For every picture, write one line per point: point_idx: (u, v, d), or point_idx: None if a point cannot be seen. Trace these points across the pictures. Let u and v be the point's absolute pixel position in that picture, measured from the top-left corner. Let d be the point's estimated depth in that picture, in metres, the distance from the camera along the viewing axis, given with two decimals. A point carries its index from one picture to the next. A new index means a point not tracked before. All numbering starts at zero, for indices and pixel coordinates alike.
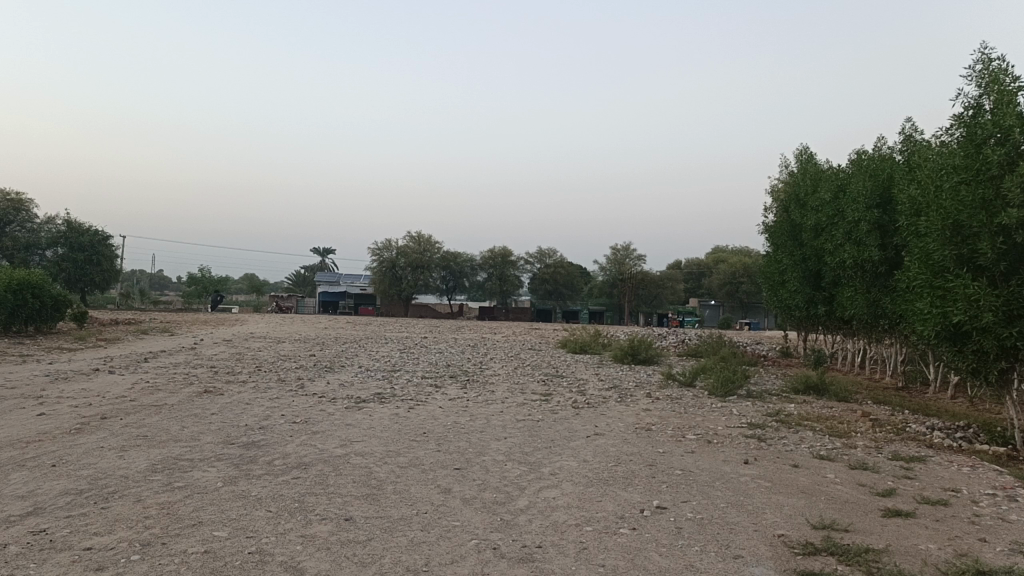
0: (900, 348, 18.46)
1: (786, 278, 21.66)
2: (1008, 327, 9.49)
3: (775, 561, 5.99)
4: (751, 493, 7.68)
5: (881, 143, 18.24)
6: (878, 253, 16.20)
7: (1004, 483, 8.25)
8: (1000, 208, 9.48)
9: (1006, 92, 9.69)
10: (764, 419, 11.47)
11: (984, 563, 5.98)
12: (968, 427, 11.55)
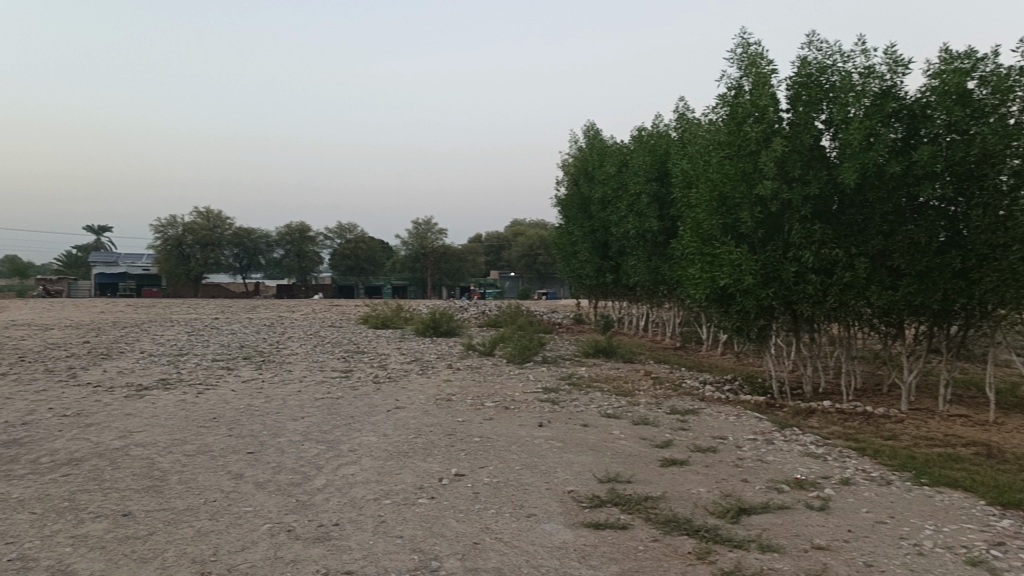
0: (678, 311, 20.00)
1: (577, 248, 22.63)
2: (766, 288, 10.61)
3: (565, 515, 6.32)
4: (544, 454, 8.03)
5: (658, 121, 19.38)
6: (657, 224, 17.39)
7: (762, 428, 9.21)
8: (757, 180, 10.48)
9: (763, 73, 10.57)
10: (558, 383, 12.02)
11: (745, 501, 6.66)
12: (734, 380, 12.77)
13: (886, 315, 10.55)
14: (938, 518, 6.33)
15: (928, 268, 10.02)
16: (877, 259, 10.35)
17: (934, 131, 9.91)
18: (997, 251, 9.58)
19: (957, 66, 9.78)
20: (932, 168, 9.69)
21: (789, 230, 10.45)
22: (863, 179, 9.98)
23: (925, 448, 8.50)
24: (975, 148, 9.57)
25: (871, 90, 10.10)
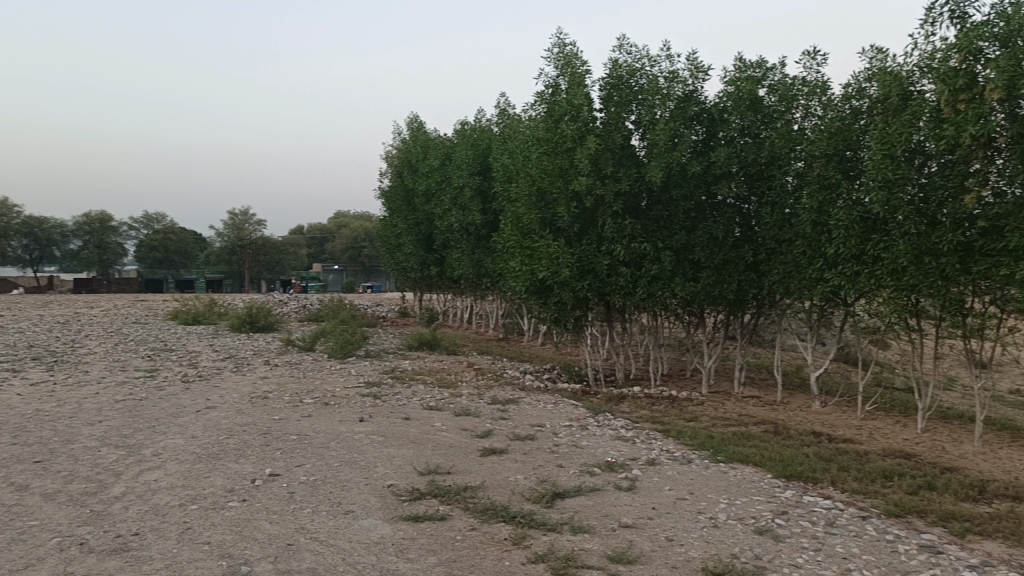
0: (500, 303, 20.42)
1: (400, 241, 22.45)
2: (581, 280, 11.04)
3: (384, 510, 6.26)
4: (364, 449, 7.92)
5: (480, 115, 19.61)
6: (480, 217, 17.63)
7: (578, 415, 9.59)
8: (573, 176, 10.87)
9: (578, 73, 10.93)
10: (380, 376, 11.90)
11: (560, 486, 6.90)
12: (552, 369, 13.21)
13: (689, 305, 11.30)
14: (732, 492, 6.86)
15: (725, 261, 10.84)
16: (681, 253, 11.05)
17: (729, 134, 10.69)
18: (783, 245, 10.53)
19: (749, 75, 10.62)
20: (728, 168, 10.47)
21: (602, 225, 10.92)
22: (668, 177, 10.61)
23: (722, 428, 9.19)
24: (764, 151, 10.44)
25: (675, 94, 10.74)
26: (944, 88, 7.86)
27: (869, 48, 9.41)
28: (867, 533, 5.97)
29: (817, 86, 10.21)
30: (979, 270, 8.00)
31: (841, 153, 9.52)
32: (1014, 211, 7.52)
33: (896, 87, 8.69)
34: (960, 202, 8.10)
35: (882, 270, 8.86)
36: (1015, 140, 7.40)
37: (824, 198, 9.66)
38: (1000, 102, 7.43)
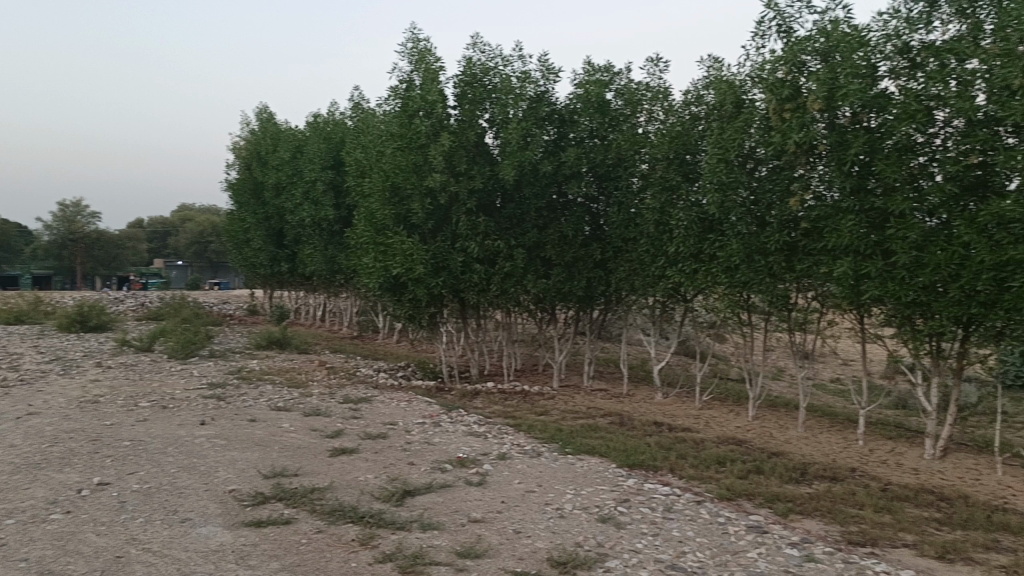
0: (355, 300, 20.08)
1: (249, 235, 21.58)
2: (435, 277, 11.02)
3: (224, 516, 6.00)
4: (205, 453, 7.56)
5: (333, 108, 19.18)
6: (333, 213, 17.26)
7: (431, 412, 9.57)
8: (427, 172, 10.83)
9: (432, 69, 10.89)
10: (225, 377, 11.38)
11: (410, 484, 6.85)
12: (406, 366, 13.11)
13: (541, 302, 11.53)
14: (578, 483, 7.06)
15: (575, 258, 11.14)
16: (533, 251, 11.25)
17: (579, 135, 10.99)
18: (628, 244, 10.96)
19: (597, 78, 10.96)
20: (578, 168, 10.77)
21: (456, 222, 10.96)
22: (520, 175, 10.79)
23: (570, 421, 9.44)
24: (611, 153, 10.81)
25: (528, 94, 10.91)
26: (772, 97, 8.40)
27: (707, 58, 9.92)
28: (701, 516, 6.31)
29: (660, 92, 10.69)
30: (802, 268, 8.64)
31: (681, 156, 10.02)
32: (831, 213, 8.18)
33: (730, 95, 9.18)
34: (786, 204, 8.70)
35: (718, 268, 9.40)
36: (833, 148, 8.05)
37: (666, 199, 10.12)
38: (820, 112, 8.05)
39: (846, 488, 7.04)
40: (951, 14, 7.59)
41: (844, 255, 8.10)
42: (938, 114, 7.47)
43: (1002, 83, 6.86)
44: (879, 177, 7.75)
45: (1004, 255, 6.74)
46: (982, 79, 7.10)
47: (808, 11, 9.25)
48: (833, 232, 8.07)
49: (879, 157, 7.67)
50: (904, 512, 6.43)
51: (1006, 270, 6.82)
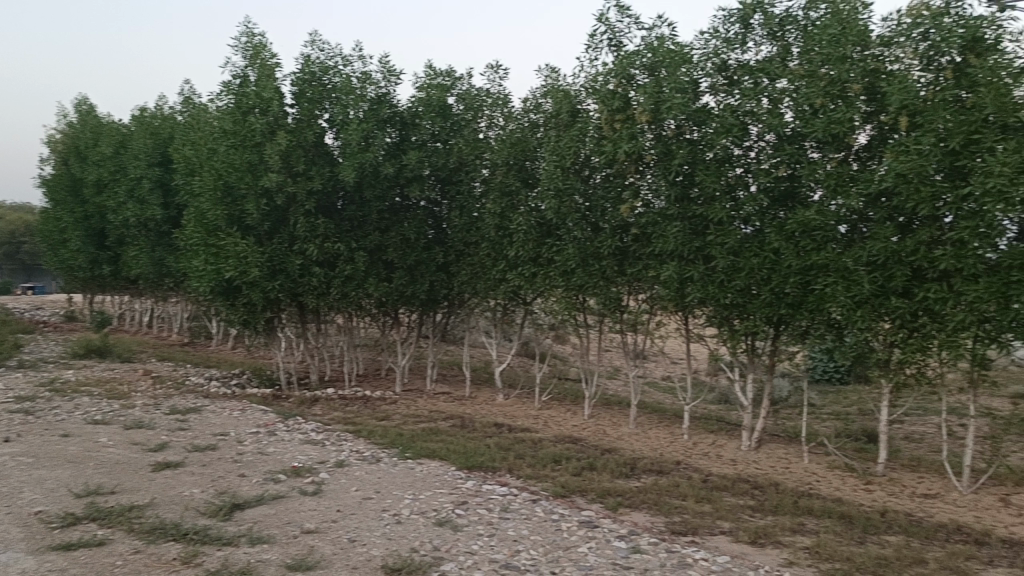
0: (186, 305, 19.07)
1: (64, 236, 19.99)
2: (271, 280, 10.65)
3: (27, 541, 5.50)
4: (7, 474, 6.90)
5: (161, 102, 18.15)
6: (161, 213, 16.31)
7: (266, 421, 9.23)
8: (262, 172, 10.45)
9: (267, 65, 10.51)
10: (35, 390, 10.47)
11: (240, 497, 6.57)
12: (241, 374, 12.58)
13: (382, 305, 11.41)
14: (416, 488, 7.03)
15: (416, 261, 11.10)
16: (374, 253, 11.12)
17: (421, 138, 10.96)
18: (470, 247, 11.07)
19: (438, 82, 10.98)
20: (419, 171, 10.75)
21: (294, 223, 10.64)
22: (360, 177, 10.62)
23: (411, 425, 9.38)
24: (453, 156, 10.87)
25: (368, 95, 10.77)
26: (605, 107, 8.72)
27: (545, 67, 10.17)
28: (536, 515, 6.45)
29: (500, 98, 10.86)
30: (633, 271, 9.06)
31: (520, 162, 10.24)
32: (658, 220, 8.62)
33: (566, 104, 9.44)
34: (617, 211, 9.07)
35: (555, 272, 9.69)
36: (659, 158, 8.47)
37: (506, 204, 10.31)
38: (648, 124, 8.45)
39: (671, 480, 7.42)
40: (763, 37, 8.20)
41: (670, 260, 8.55)
42: (752, 128, 8.05)
43: (806, 102, 7.50)
44: (700, 187, 8.25)
45: (808, 259, 7.45)
46: (789, 98, 7.72)
47: (636, 26, 9.69)
48: (660, 237, 8.51)
49: (701, 168, 8.17)
50: (722, 501, 6.85)
51: (810, 273, 7.54)
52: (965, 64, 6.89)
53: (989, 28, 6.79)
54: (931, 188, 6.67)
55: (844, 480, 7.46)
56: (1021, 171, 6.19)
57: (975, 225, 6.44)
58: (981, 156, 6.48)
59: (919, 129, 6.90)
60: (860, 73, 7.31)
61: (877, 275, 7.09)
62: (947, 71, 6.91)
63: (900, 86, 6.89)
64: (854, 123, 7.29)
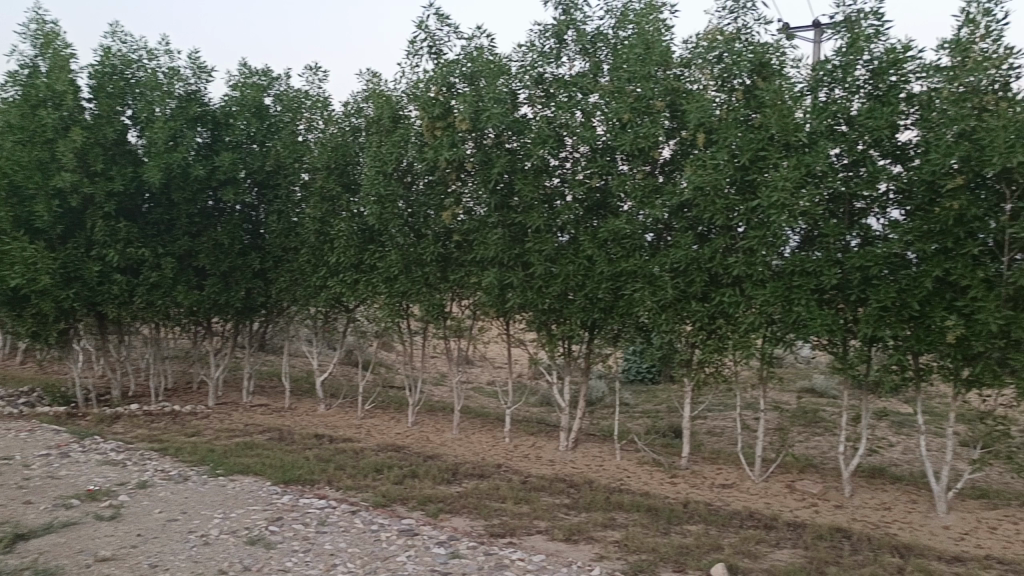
0: None
1: None
2: (65, 289, 9.81)
3: None
4: None
5: None
6: None
7: (58, 442, 8.47)
8: (54, 170, 9.62)
9: (60, 56, 9.71)
10: None
11: (23, 526, 5.98)
12: (30, 391, 11.47)
13: (194, 315, 10.80)
14: (228, 505, 6.70)
15: (231, 268, 10.61)
16: (184, 259, 10.52)
17: (235, 140, 10.51)
18: (289, 253, 10.74)
19: (254, 82, 10.58)
20: (233, 174, 10.29)
21: (92, 227, 9.87)
22: (168, 179, 10.03)
23: (224, 440, 8.94)
24: (270, 159, 10.48)
25: (176, 92, 10.19)
26: (425, 114, 8.74)
27: (365, 71, 10.04)
28: (355, 526, 6.33)
29: (320, 100, 10.64)
30: (455, 278, 9.14)
31: (341, 166, 10.07)
32: (479, 227, 8.75)
33: (387, 110, 9.38)
34: (439, 217, 9.12)
35: (377, 278, 9.59)
36: (479, 166, 8.61)
37: (327, 209, 10.10)
38: (468, 132, 8.56)
39: (491, 483, 7.53)
40: (576, 52, 8.54)
41: (490, 266, 8.70)
42: (567, 140, 8.36)
43: (616, 116, 7.90)
44: (519, 195, 8.46)
45: (619, 266, 7.85)
46: (600, 112, 8.09)
47: (456, 36, 9.78)
48: (481, 244, 8.64)
49: (519, 177, 8.39)
50: (539, 501, 7.04)
51: (620, 279, 7.95)
52: (753, 87, 7.52)
53: (774, 54, 7.45)
54: (725, 200, 7.24)
55: (652, 475, 7.90)
56: (800, 186, 6.84)
57: (763, 235, 7.05)
58: (767, 172, 7.09)
59: (714, 145, 7.45)
60: (663, 91, 7.79)
61: (680, 281, 7.59)
62: (739, 93, 7.51)
63: (699, 104, 7.40)
64: (658, 138, 7.76)
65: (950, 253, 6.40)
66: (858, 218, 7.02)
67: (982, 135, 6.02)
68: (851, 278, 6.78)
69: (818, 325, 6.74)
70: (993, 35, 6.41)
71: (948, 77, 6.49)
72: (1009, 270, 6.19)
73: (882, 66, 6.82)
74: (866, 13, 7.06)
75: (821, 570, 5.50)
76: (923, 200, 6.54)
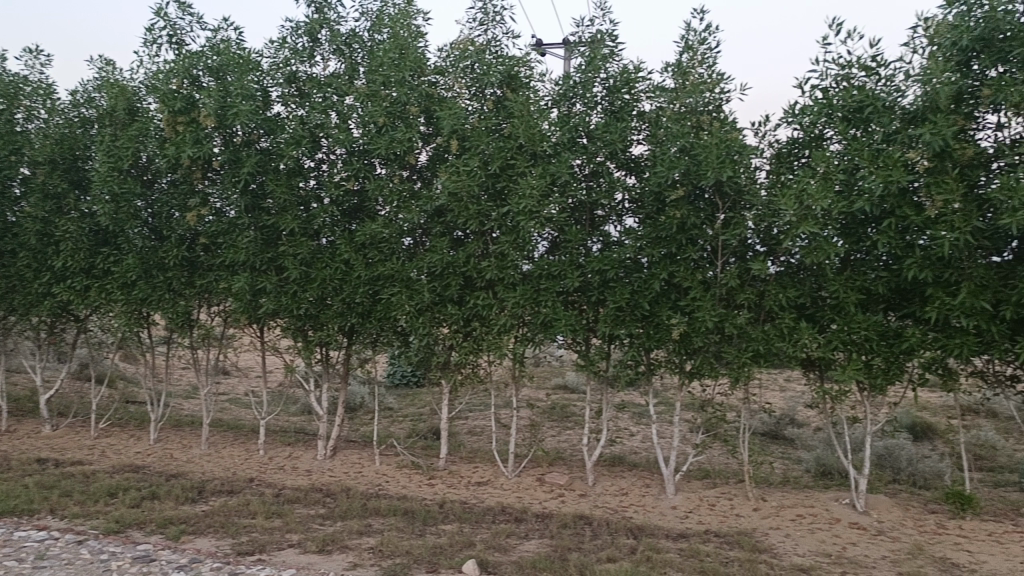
0: None
1: None
2: None
3: None
4: None
5: None
6: None
7: None
8: None
9: None
10: None
11: None
12: None
13: None
14: None
15: None
16: None
17: None
18: (6, 257, 9.56)
19: None
20: None
21: None
22: None
23: None
24: None
25: None
26: (166, 107, 8.17)
27: (97, 58, 9.21)
28: (80, 558, 5.73)
29: (43, 87, 9.61)
30: (202, 283, 8.60)
31: (69, 161, 9.14)
32: (228, 229, 8.32)
33: (122, 100, 8.64)
34: (184, 218, 8.54)
35: (113, 284, 8.80)
36: (227, 165, 8.19)
37: (51, 208, 9.12)
38: (214, 129, 8.11)
39: (242, 499, 7.17)
40: (330, 53, 8.39)
41: (241, 271, 8.29)
42: (322, 141, 8.19)
43: (371, 119, 7.84)
44: (272, 196, 8.15)
45: (375, 269, 7.81)
46: (356, 114, 8.01)
47: (202, 27, 9.26)
48: (230, 247, 8.21)
49: (271, 177, 8.07)
50: (292, 514, 6.80)
51: (377, 283, 7.91)
52: (503, 97, 7.81)
53: (521, 67, 7.79)
54: (478, 206, 7.46)
55: (410, 478, 7.92)
56: (546, 194, 7.20)
57: (513, 240, 7.34)
58: (516, 179, 7.40)
59: (467, 152, 7.64)
60: (418, 96, 7.87)
61: (436, 284, 7.70)
62: (489, 102, 7.77)
63: (452, 111, 7.54)
64: (413, 143, 7.82)
65: (675, 257, 7.05)
66: (599, 224, 7.53)
67: (699, 151, 6.70)
68: (592, 281, 7.25)
69: (563, 326, 7.13)
70: (707, 62, 7.16)
71: (671, 98, 7.17)
72: (722, 273, 6.94)
73: (617, 84, 7.39)
74: (602, 34, 7.59)
75: (565, 557, 5.82)
76: (652, 209, 7.15)
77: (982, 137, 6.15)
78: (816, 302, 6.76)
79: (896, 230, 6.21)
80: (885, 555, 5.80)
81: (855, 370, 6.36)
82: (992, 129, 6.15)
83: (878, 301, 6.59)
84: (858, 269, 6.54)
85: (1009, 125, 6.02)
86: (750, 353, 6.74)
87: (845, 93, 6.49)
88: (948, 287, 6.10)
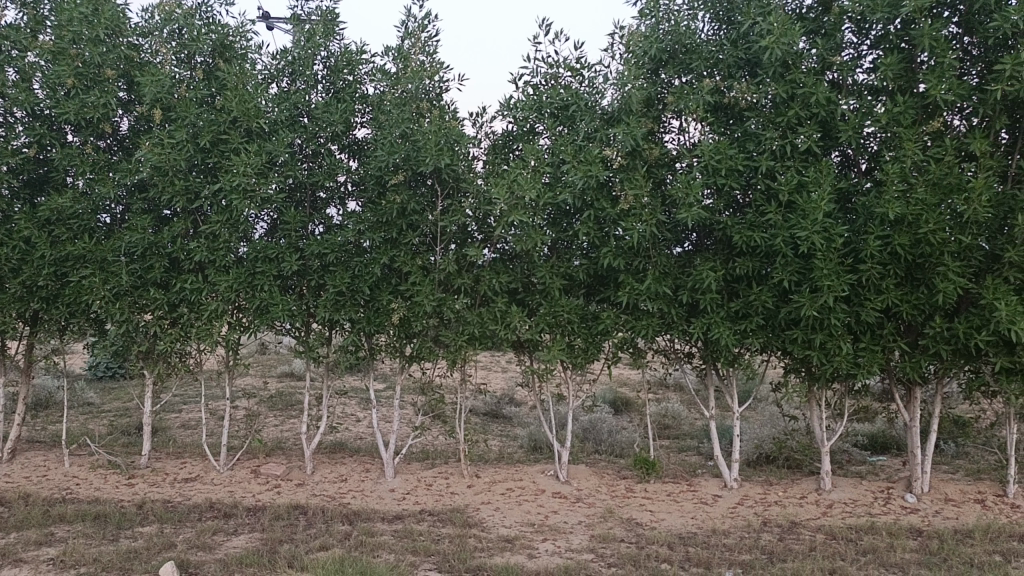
0: None
1: None
2: None
3: None
4: None
5: None
6: None
7: None
8: None
9: None
10: None
11: None
12: None
13: None
14: None
15: None
16: None
17: None
18: None
19: None
20: None
21: None
22: None
23: None
24: None
25: None
26: None
27: None
28: None
29: None
30: None
31: None
32: None
33: None
34: None
35: None
36: None
37: None
38: None
39: None
40: (10, 1, 7.37)
41: None
42: None
43: (57, 80, 7.03)
44: None
45: (63, 249, 7.00)
46: (40, 73, 7.15)
47: None
48: None
49: None
50: None
51: (65, 264, 7.09)
52: (215, 67, 7.33)
53: (236, 37, 7.35)
54: (185, 182, 6.94)
55: (105, 478, 7.22)
56: (263, 173, 6.86)
57: (226, 220, 6.93)
58: (228, 156, 6.98)
59: (173, 123, 7.07)
60: (116, 59, 7.14)
61: (136, 266, 7.07)
62: (199, 71, 7.24)
63: (155, 78, 6.91)
64: (111, 109, 7.09)
65: (395, 242, 7.07)
66: (320, 207, 7.34)
67: (418, 137, 6.75)
68: (311, 265, 7.05)
69: (279, 311, 6.86)
70: (428, 50, 7.25)
71: (392, 82, 7.16)
72: (442, 258, 7.09)
73: (338, 64, 7.24)
74: (324, 11, 7.39)
75: (274, 549, 5.61)
76: (374, 193, 7.12)
77: (668, 139, 6.84)
78: (527, 287, 7.13)
79: (595, 222, 6.73)
80: (581, 521, 6.29)
81: (559, 350, 6.81)
82: (676, 132, 6.85)
83: (580, 287, 7.11)
84: (563, 256, 7.00)
85: (688, 130, 6.74)
86: (466, 336, 6.97)
87: (553, 91, 6.93)
88: (638, 273, 6.72)
